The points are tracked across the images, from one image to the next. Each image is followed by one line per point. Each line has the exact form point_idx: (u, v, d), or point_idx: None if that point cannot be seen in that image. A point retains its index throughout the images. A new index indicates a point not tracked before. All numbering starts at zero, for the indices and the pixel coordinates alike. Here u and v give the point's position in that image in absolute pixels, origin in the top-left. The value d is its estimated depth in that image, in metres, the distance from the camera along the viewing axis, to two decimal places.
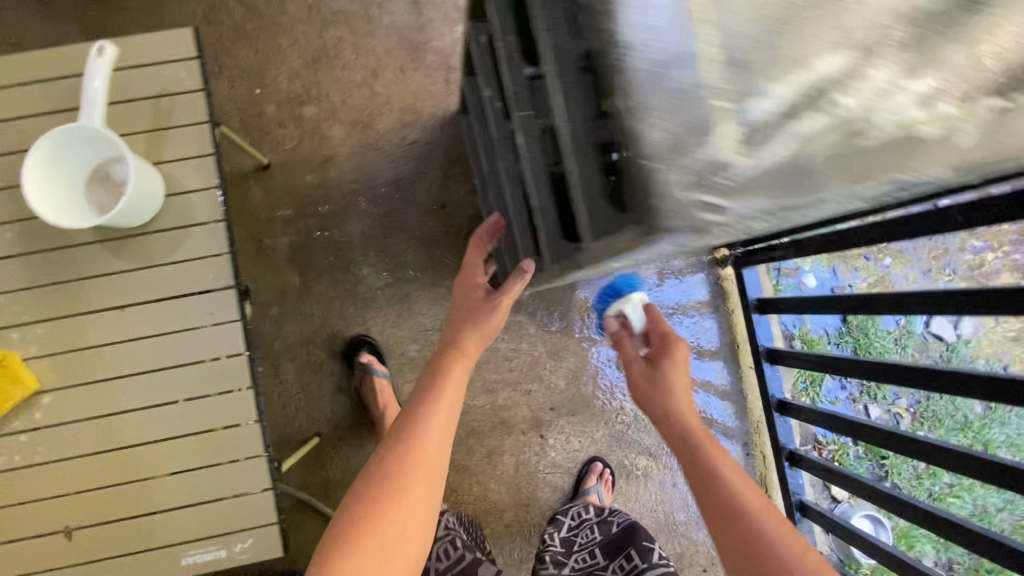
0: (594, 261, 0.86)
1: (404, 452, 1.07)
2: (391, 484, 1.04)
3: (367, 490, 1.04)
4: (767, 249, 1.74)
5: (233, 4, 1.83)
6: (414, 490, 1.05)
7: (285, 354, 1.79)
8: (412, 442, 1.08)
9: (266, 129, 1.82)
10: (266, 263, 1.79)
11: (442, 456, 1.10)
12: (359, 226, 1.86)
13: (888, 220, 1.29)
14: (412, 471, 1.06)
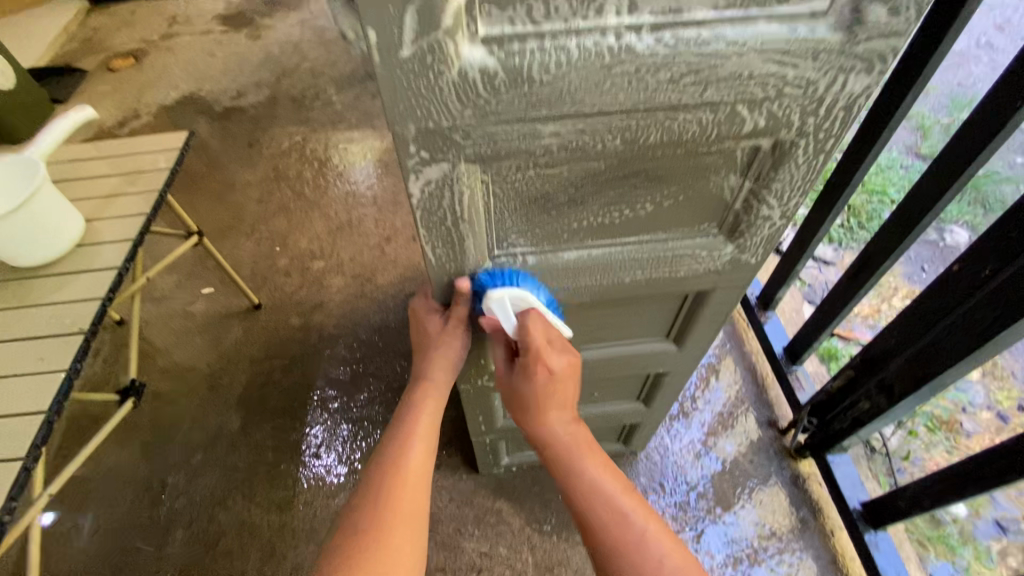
0: (473, 205, 0.61)
1: (383, 494, 0.78)
2: (375, 534, 0.74)
3: (344, 542, 0.74)
4: (847, 405, 1.24)
5: (287, 192, 2.18)
6: (402, 541, 0.75)
7: (183, 518, 1.38)
8: (386, 484, 0.79)
9: (271, 278, 1.88)
10: (214, 402, 1.58)
11: (420, 506, 0.80)
12: (327, 371, 1.64)
13: (986, 293, 0.88)
14: (397, 517, 0.77)
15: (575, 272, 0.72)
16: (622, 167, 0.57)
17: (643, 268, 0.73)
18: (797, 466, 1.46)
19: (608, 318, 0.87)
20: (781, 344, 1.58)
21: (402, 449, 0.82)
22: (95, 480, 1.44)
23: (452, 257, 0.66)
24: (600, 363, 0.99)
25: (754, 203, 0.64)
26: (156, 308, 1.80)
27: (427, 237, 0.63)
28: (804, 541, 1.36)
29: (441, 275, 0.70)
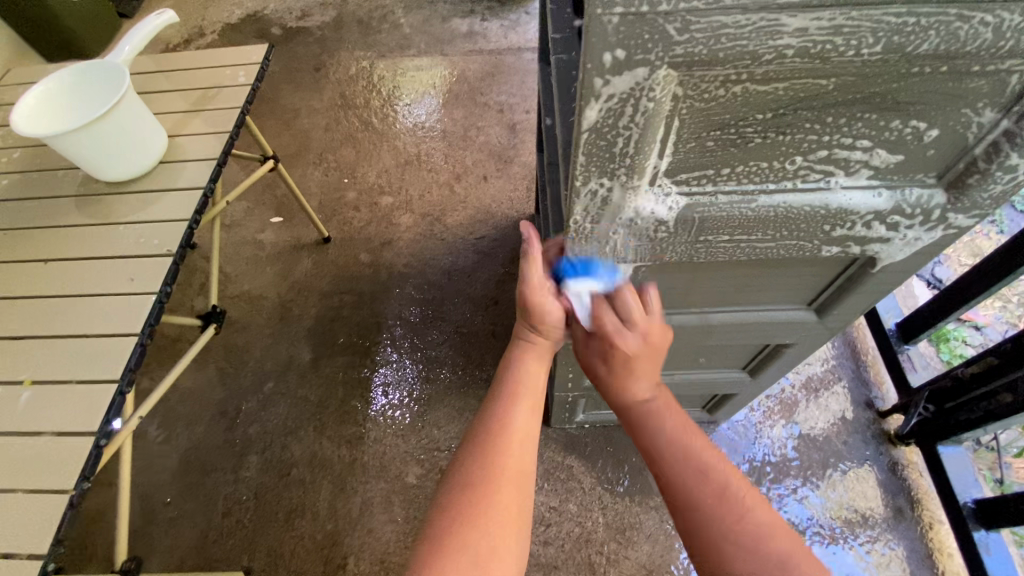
0: (649, 147, 0.57)
1: (492, 452, 0.76)
2: (485, 490, 0.71)
3: (454, 499, 0.71)
4: (982, 396, 1.10)
5: (353, 121, 2.09)
6: (509, 500, 0.72)
7: (258, 443, 1.40)
8: (495, 442, 0.77)
9: (339, 210, 1.82)
10: (285, 332, 1.58)
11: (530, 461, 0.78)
12: (396, 310, 1.60)
13: None
14: (505, 477, 0.74)
15: (743, 222, 0.68)
16: (852, 89, 0.52)
17: (819, 221, 0.68)
18: (898, 455, 1.34)
19: (753, 278, 0.81)
20: (895, 321, 1.44)
21: (508, 409, 0.81)
22: (174, 400, 1.48)
23: (614, 190, 0.63)
24: (723, 329, 0.93)
25: (1004, 148, 0.57)
26: (227, 234, 1.79)
27: (588, 170, 0.60)
28: (900, 537, 1.25)
29: (596, 215, 0.67)
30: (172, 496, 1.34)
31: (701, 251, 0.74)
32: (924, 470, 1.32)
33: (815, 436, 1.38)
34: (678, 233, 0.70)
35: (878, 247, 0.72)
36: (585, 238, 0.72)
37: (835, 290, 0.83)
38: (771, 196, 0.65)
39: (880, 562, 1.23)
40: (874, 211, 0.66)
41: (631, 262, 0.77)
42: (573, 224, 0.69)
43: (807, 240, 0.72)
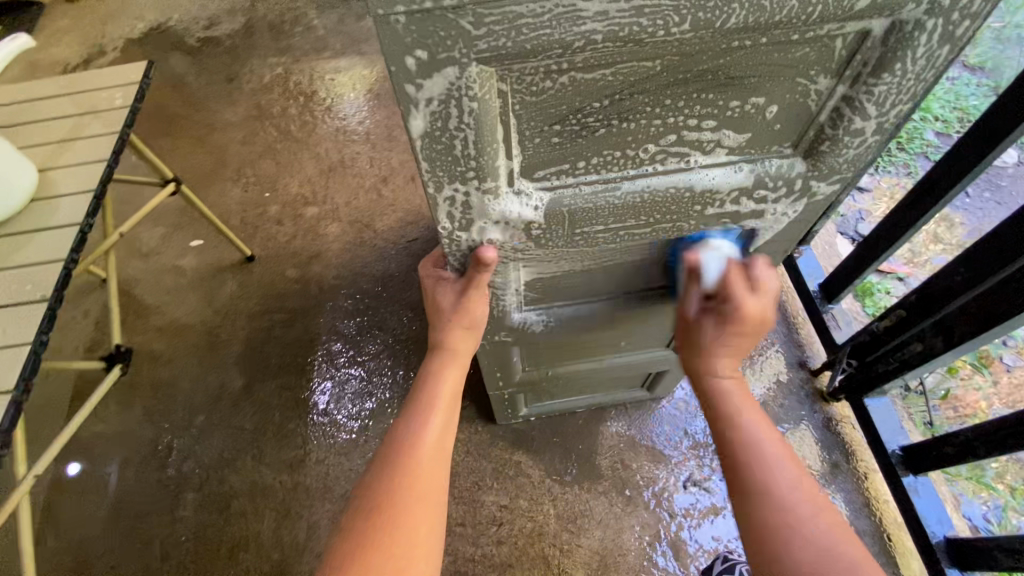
0: (493, 148, 0.56)
1: (402, 470, 0.72)
2: (391, 511, 0.68)
3: (359, 523, 0.68)
4: (894, 348, 1.14)
5: (271, 131, 2.00)
6: (421, 519, 0.69)
7: (193, 480, 1.34)
8: (405, 460, 0.73)
9: (262, 227, 1.75)
10: (214, 360, 1.51)
11: (442, 476, 0.75)
12: (329, 324, 1.55)
13: None
14: (416, 494, 0.70)
15: (614, 211, 0.67)
16: (679, 69, 0.52)
17: (688, 202, 0.68)
18: (830, 411, 1.38)
19: (644, 261, 0.81)
20: (817, 282, 1.47)
21: (421, 423, 0.77)
22: (99, 445, 1.40)
23: (471, 194, 0.61)
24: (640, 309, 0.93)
25: (846, 112, 0.58)
26: (144, 263, 1.70)
27: (436, 176, 0.58)
28: (837, 491, 1.30)
29: (462, 220, 0.65)
30: (105, 547, 1.28)
31: (582, 242, 0.73)
32: (855, 423, 1.37)
33: (753, 402, 1.41)
34: (553, 228, 0.68)
35: (755, 219, 0.73)
36: (460, 243, 0.70)
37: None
38: (634, 182, 0.64)
39: None
40: (739, 188, 0.67)
41: (517, 261, 0.75)
42: (443, 231, 0.67)
43: (684, 221, 0.72)
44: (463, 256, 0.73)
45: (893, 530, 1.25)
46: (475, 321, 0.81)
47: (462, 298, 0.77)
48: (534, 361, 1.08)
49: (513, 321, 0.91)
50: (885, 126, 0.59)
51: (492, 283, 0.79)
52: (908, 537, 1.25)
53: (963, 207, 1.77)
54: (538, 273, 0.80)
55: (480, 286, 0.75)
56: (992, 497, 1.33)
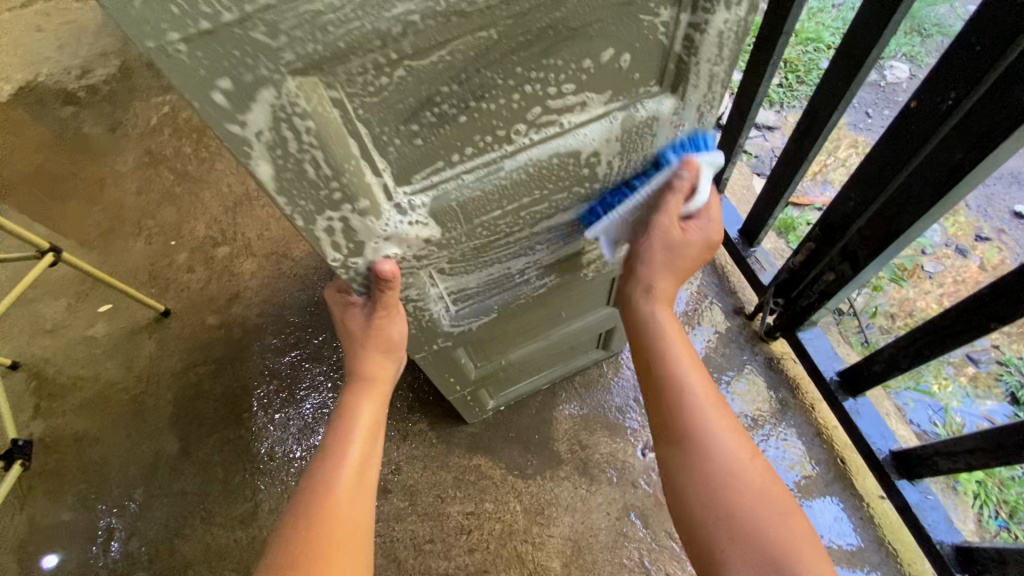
0: (350, 161, 0.51)
1: (317, 516, 0.70)
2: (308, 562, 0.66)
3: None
4: (811, 280, 1.15)
5: (167, 175, 1.89)
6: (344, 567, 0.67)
7: (143, 558, 1.27)
8: (321, 504, 0.71)
9: (173, 277, 1.66)
10: (143, 428, 1.42)
11: (365, 517, 0.74)
12: (261, 365, 1.48)
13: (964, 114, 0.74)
14: (333, 539, 0.69)
15: (503, 192, 0.63)
16: (518, 32, 0.48)
17: (575, 167, 0.66)
18: (771, 350, 1.41)
19: (559, 235, 0.78)
20: (736, 228, 1.48)
21: (337, 462, 0.76)
22: (35, 543, 1.30)
23: (349, 219, 0.56)
24: (560, 285, 0.92)
25: (695, 37, 0.57)
26: (51, 340, 1.58)
27: (305, 209, 0.53)
28: (788, 427, 1.33)
29: (351, 245, 0.60)
30: None
31: (484, 231, 0.69)
32: (795, 357, 1.39)
33: (696, 358, 1.42)
34: (450, 225, 0.64)
35: (646, 165, 0.72)
36: (362, 269, 0.64)
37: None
38: (515, 157, 0.60)
39: (776, 454, 1.30)
40: (619, 139, 0.65)
41: (427, 267, 0.71)
42: (336, 263, 0.62)
43: (578, 186, 0.69)
44: (365, 278, 0.66)
45: (844, 453, 1.29)
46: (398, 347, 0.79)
47: (373, 320, 0.73)
48: (463, 364, 1.05)
49: (450, 326, 0.86)
50: (737, 43, 0.59)
51: (408, 297, 0.75)
52: (859, 456, 1.28)
53: (865, 128, 1.82)
54: (459, 274, 0.75)
55: (391, 303, 0.70)
56: (932, 399, 1.39)
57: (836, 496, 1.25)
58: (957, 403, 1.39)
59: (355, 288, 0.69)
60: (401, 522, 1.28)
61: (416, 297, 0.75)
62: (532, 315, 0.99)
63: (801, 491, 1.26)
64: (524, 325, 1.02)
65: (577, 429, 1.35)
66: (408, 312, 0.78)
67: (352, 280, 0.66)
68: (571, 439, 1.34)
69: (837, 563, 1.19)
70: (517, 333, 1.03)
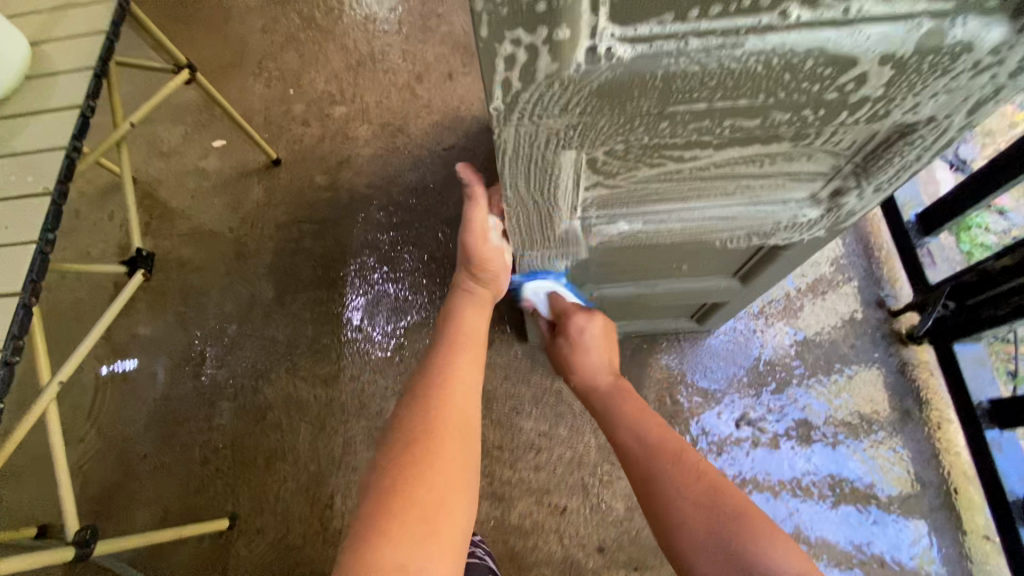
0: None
1: (434, 399, 0.71)
2: (428, 435, 0.67)
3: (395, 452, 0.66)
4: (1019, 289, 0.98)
5: (294, 17, 1.79)
6: (456, 442, 0.67)
7: (228, 389, 1.32)
8: (438, 389, 0.73)
9: (287, 127, 1.61)
10: (242, 270, 1.44)
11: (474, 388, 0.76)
12: (361, 237, 1.45)
13: None
14: (447, 419, 0.69)
15: (720, 84, 0.45)
16: None
17: (825, 81, 0.46)
18: (908, 354, 1.25)
19: (737, 167, 0.61)
20: (914, 212, 1.30)
21: (449, 356, 0.78)
22: (134, 350, 1.38)
23: (538, 50, 0.41)
24: (705, 229, 0.75)
25: None
26: (166, 164, 1.60)
27: (499, 14, 0.38)
28: (903, 438, 1.20)
29: (524, 92, 0.45)
30: (150, 446, 1.29)
31: (667, 129, 0.52)
32: (936, 367, 1.23)
33: (817, 339, 1.28)
34: (624, 105, 0.47)
35: (904, 109, 0.50)
36: (523, 132, 0.51)
37: (843, 175, 0.63)
38: (764, 39, 0.41)
39: (883, 462, 1.19)
40: (901, 62, 0.44)
41: (581, 148, 0.55)
42: (493, 113, 0.48)
43: (806, 111, 0.50)
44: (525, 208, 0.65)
45: (961, 483, 1.16)
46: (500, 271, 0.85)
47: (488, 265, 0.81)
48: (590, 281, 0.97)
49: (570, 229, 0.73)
50: None
51: (540, 181, 0.60)
52: (976, 491, 1.15)
53: None
54: (610, 172, 0.60)
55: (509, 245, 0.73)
56: None
57: (937, 523, 1.15)
58: None
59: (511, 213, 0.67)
60: None
61: (548, 191, 0.62)
62: (654, 253, 0.84)
63: (899, 507, 1.16)
64: (649, 263, 0.88)
65: (671, 382, 1.27)
66: (516, 203, 0.65)
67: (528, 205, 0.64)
68: (661, 390, 1.27)
69: None
70: (633, 266, 0.89)
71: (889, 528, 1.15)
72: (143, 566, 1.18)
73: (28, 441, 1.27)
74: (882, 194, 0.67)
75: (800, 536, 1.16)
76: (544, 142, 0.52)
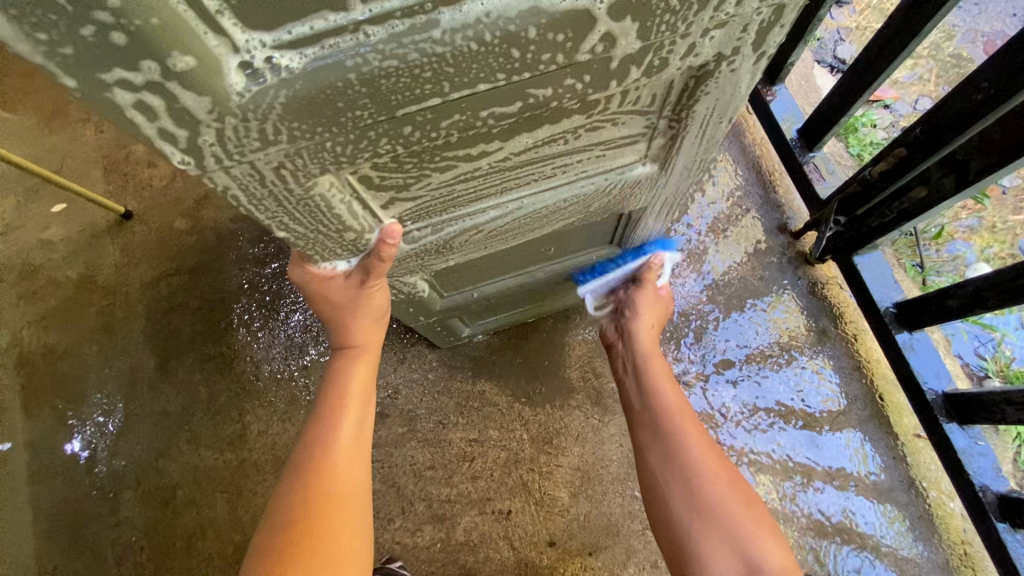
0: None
1: (315, 478, 0.69)
2: (308, 523, 0.65)
3: (272, 545, 0.64)
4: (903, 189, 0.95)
5: None
6: (341, 526, 0.66)
7: (129, 477, 1.20)
8: (318, 466, 0.70)
9: (133, 173, 1.44)
10: (115, 344, 1.30)
11: (358, 475, 0.72)
12: (239, 277, 1.33)
13: None
14: (331, 504, 0.67)
15: (437, 77, 0.35)
16: None
17: (568, 46, 0.36)
18: (814, 273, 1.24)
19: (541, 151, 0.50)
20: (795, 129, 1.26)
21: (331, 427, 0.73)
22: (12, 462, 1.23)
23: (166, 89, 0.31)
24: (555, 217, 0.64)
25: None
26: (2, 243, 1.40)
27: (63, 55, 0.28)
28: (823, 357, 1.20)
29: (198, 137, 0.34)
30: (54, 561, 1.16)
31: (419, 135, 0.41)
32: (842, 281, 1.23)
33: (727, 279, 1.25)
34: (341, 124, 0.37)
35: (686, 51, 0.41)
36: (241, 175, 0.39)
37: (666, 131, 0.53)
38: (461, 10, 0.31)
39: (809, 386, 1.18)
40: (641, 6, 0.35)
41: (339, 172, 0.43)
42: (185, 166, 0.37)
43: (572, 77, 0.40)
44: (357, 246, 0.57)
45: (884, 389, 1.17)
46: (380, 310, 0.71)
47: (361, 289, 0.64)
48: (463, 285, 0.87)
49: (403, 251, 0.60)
50: None
51: (320, 223, 0.49)
52: (900, 392, 1.17)
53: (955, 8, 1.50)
54: (395, 189, 0.49)
55: (379, 268, 0.60)
56: (987, 335, 1.23)
57: (869, 433, 1.16)
58: (1012, 338, 1.23)
59: (333, 256, 0.58)
60: (400, 447, 1.19)
61: (334, 224, 0.50)
62: (518, 248, 0.76)
63: (834, 426, 1.16)
64: (515, 257, 0.80)
65: (591, 355, 1.22)
66: (310, 241, 0.52)
67: (359, 244, 0.56)
68: (583, 366, 1.22)
69: (863, 501, 1.12)
70: (502, 262, 0.81)
71: (825, 450, 1.15)
72: None
73: None
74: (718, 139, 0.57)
75: (737, 463, 1.14)
76: (277, 179, 0.41)
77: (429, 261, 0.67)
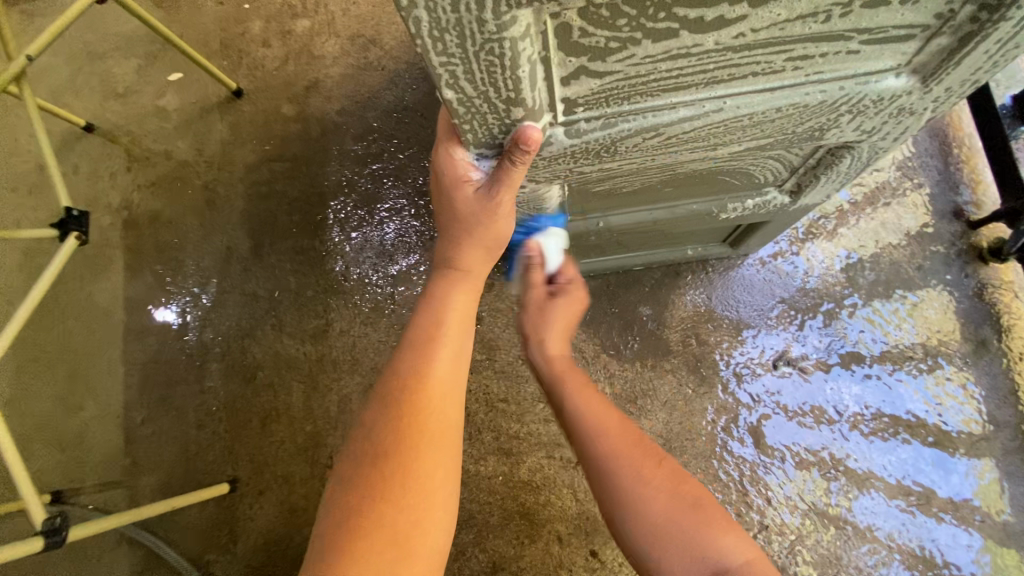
0: None
1: (408, 408, 0.61)
2: (399, 457, 0.59)
3: (366, 473, 0.58)
4: None
5: None
6: (437, 464, 0.60)
7: (215, 350, 1.24)
8: (413, 395, 0.62)
9: (246, 50, 1.40)
10: (215, 220, 1.31)
11: (454, 413, 0.63)
12: (337, 173, 1.28)
13: None
14: (427, 435, 0.60)
15: None
16: None
17: None
18: (987, 273, 1.04)
19: (788, 30, 0.40)
20: (1011, 93, 1.05)
21: (427, 354, 0.65)
22: (116, 315, 1.29)
23: None
24: (753, 129, 0.53)
25: None
26: (122, 106, 1.42)
27: None
28: (975, 371, 1.02)
29: None
30: (144, 413, 1.23)
31: None
32: (1019, 287, 1.03)
33: (875, 262, 1.07)
34: None
35: None
36: None
37: (960, 26, 0.41)
38: None
39: (950, 401, 1.01)
40: None
41: (539, 8, 0.35)
42: None
43: None
44: (500, 140, 0.50)
45: None
46: (500, 236, 0.64)
47: (488, 203, 0.57)
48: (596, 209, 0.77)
49: (563, 145, 0.51)
50: None
51: (490, 83, 0.41)
52: None
53: None
54: (597, 53, 0.40)
55: (513, 180, 0.53)
56: None
57: (1014, 468, 0.99)
58: None
59: (484, 143, 0.51)
60: (474, 374, 1.15)
61: (506, 93, 0.42)
62: (679, 174, 0.65)
63: (969, 450, 1.00)
64: (671, 185, 0.70)
65: (696, 320, 1.09)
66: (467, 112, 0.45)
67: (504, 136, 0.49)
68: (686, 330, 1.09)
69: (986, 539, 0.97)
70: (651, 190, 0.71)
71: (953, 475, 1.00)
72: (152, 528, 1.16)
73: (29, 411, 1.24)
74: (1018, 50, 0.44)
75: (843, 466, 1.02)
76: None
77: (580, 168, 0.58)
